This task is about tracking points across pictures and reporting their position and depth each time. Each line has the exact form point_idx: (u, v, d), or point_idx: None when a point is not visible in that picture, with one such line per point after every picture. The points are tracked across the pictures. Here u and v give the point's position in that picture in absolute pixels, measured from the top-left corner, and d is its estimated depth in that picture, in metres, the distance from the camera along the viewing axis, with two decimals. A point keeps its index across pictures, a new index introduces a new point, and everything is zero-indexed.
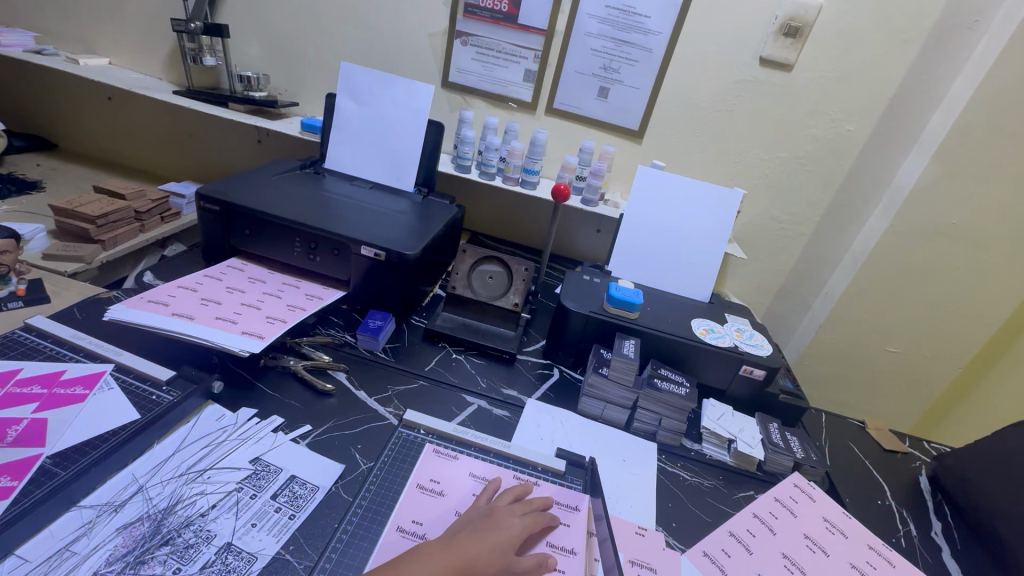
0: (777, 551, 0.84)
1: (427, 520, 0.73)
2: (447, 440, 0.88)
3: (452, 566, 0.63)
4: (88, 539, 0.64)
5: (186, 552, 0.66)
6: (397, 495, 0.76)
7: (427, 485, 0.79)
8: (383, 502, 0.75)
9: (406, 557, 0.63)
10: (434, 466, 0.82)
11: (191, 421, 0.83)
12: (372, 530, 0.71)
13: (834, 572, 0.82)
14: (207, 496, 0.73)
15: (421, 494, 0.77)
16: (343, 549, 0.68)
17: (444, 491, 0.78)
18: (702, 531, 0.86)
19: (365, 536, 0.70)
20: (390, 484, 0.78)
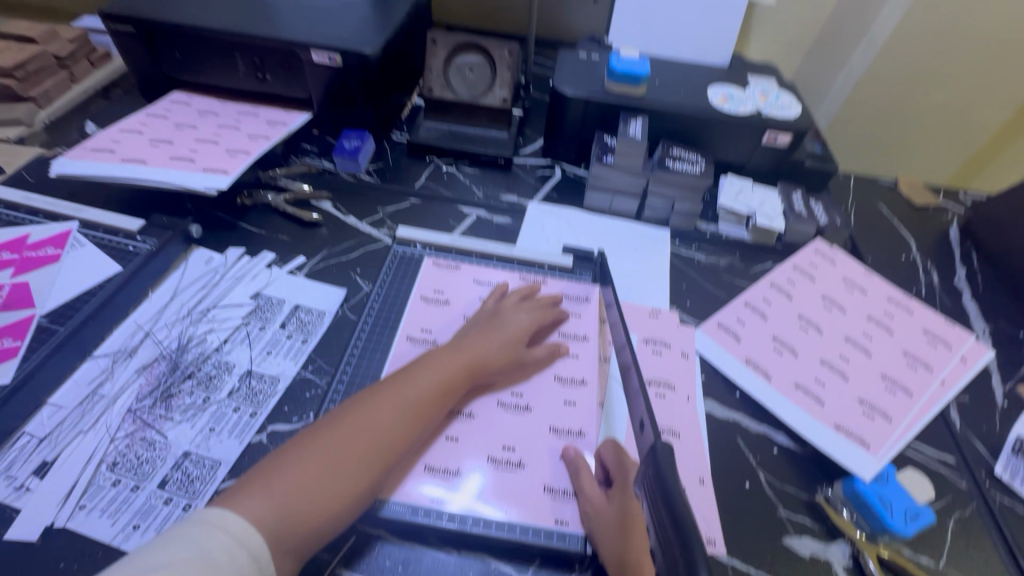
0: (793, 314, 0.83)
1: (435, 327, 0.73)
2: (446, 252, 0.84)
3: (468, 364, 0.63)
4: (112, 382, 0.66)
5: (210, 383, 0.68)
6: (403, 309, 0.75)
7: (431, 295, 0.77)
8: (389, 316, 0.74)
9: (421, 361, 0.63)
10: (436, 278, 0.79)
11: (179, 267, 0.79)
12: (382, 343, 0.71)
13: (851, 326, 0.82)
14: (217, 333, 0.73)
15: (426, 304, 0.76)
16: (357, 363, 0.69)
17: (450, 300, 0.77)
18: (716, 307, 0.85)
19: (376, 350, 0.70)
20: (393, 301, 0.76)
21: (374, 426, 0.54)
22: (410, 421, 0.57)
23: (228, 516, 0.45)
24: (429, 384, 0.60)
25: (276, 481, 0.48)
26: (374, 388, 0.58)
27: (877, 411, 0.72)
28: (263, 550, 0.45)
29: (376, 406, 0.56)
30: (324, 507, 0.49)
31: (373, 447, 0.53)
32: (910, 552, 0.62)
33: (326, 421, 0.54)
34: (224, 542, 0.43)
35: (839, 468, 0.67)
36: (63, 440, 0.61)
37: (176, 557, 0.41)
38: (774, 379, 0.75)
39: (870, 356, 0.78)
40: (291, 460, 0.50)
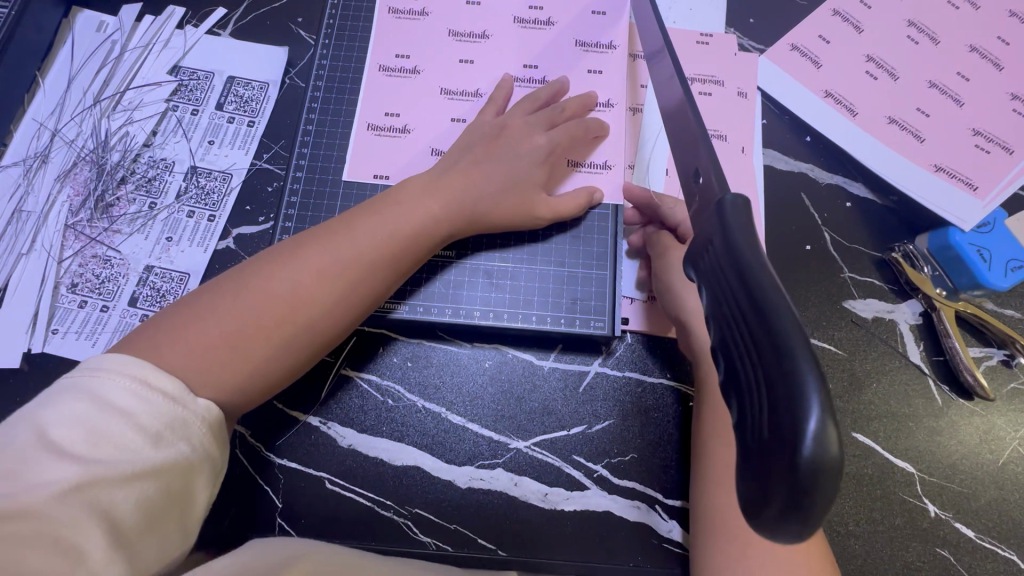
0: (900, 20, 0.60)
1: (414, 51, 0.58)
2: None
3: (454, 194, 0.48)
4: (36, 195, 0.55)
5: (151, 186, 0.56)
6: (366, 37, 0.59)
7: (402, 8, 0.59)
8: (342, 77, 0.59)
9: (374, 204, 0.47)
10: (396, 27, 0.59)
11: (66, 41, 0.60)
12: (342, 110, 0.57)
13: (980, 28, 0.59)
14: (140, 123, 0.57)
15: (399, 23, 0.59)
16: (315, 141, 0.57)
17: (431, 16, 0.59)
18: (790, 19, 0.62)
19: (337, 116, 0.57)
20: (345, 55, 0.59)
21: (302, 288, 0.42)
22: (352, 281, 0.44)
23: (128, 360, 0.35)
24: (380, 232, 0.45)
25: (212, 315, 0.39)
26: (308, 239, 0.44)
27: (994, 142, 0.55)
28: (184, 391, 0.35)
29: (352, 238, 0.44)
30: (238, 378, 0.39)
31: (301, 314, 0.41)
32: (994, 306, 0.53)
33: (240, 275, 0.42)
34: (124, 384, 0.33)
35: (925, 219, 0.55)
36: (6, 265, 0.53)
37: (76, 409, 0.32)
38: (859, 114, 0.57)
39: (1000, 69, 0.57)
40: (237, 294, 0.40)
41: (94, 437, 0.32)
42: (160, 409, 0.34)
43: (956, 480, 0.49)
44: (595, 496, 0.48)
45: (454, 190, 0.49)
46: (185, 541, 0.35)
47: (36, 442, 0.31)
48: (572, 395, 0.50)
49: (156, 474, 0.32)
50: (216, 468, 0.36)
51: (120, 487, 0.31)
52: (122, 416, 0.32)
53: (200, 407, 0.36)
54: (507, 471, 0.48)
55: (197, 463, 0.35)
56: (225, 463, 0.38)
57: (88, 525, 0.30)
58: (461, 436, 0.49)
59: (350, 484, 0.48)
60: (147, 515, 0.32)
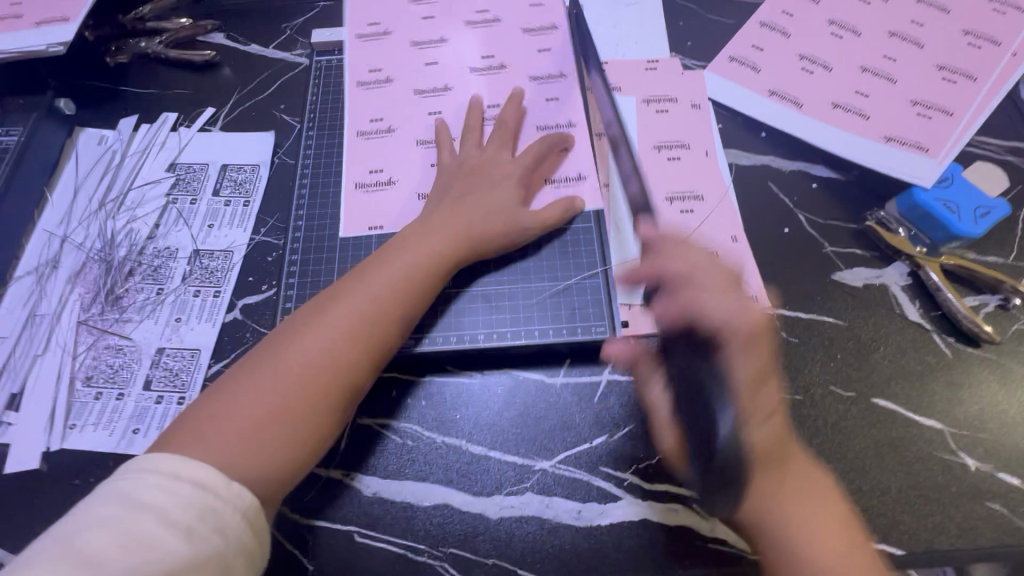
0: (821, 20, 0.66)
1: (386, 114, 0.63)
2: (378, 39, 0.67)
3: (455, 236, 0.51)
4: (49, 299, 0.57)
5: (157, 274, 0.59)
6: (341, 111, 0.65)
7: (368, 78, 0.65)
8: (329, 148, 0.63)
9: (378, 257, 0.50)
10: (365, 99, 0.64)
11: (70, 157, 0.64)
12: (331, 177, 0.62)
13: (894, 16, 0.65)
14: (143, 219, 0.61)
15: (368, 92, 0.65)
16: (309, 208, 0.60)
17: (396, 81, 0.65)
18: (724, 36, 0.68)
19: (327, 184, 0.61)
20: (329, 129, 0.64)
21: (324, 352, 0.43)
22: (370, 336, 0.45)
23: (163, 456, 0.37)
24: (387, 282, 0.47)
25: (250, 395, 0.41)
26: (321, 301, 0.47)
27: (934, 108, 0.59)
28: (214, 478, 0.36)
29: (367, 294, 0.46)
30: (286, 451, 0.41)
31: (329, 377, 0.43)
32: (976, 255, 0.54)
33: (266, 350, 0.44)
34: (157, 482, 0.35)
35: (889, 186, 0.58)
36: (22, 369, 0.54)
37: (107, 511, 0.34)
38: (805, 105, 0.62)
39: (921, 46, 0.63)
40: (268, 370, 0.42)
41: (126, 540, 0.33)
42: (191, 500, 0.35)
43: (987, 430, 0.48)
44: (629, 506, 0.47)
45: (443, 230, 0.51)
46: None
47: (67, 553, 0.32)
48: (588, 406, 0.50)
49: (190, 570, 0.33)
50: (251, 553, 0.37)
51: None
52: (152, 514, 0.34)
53: (228, 491, 0.36)
54: (536, 494, 0.48)
55: (228, 552, 0.35)
56: (263, 543, 0.38)
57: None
58: (485, 466, 0.49)
59: (379, 534, 0.47)
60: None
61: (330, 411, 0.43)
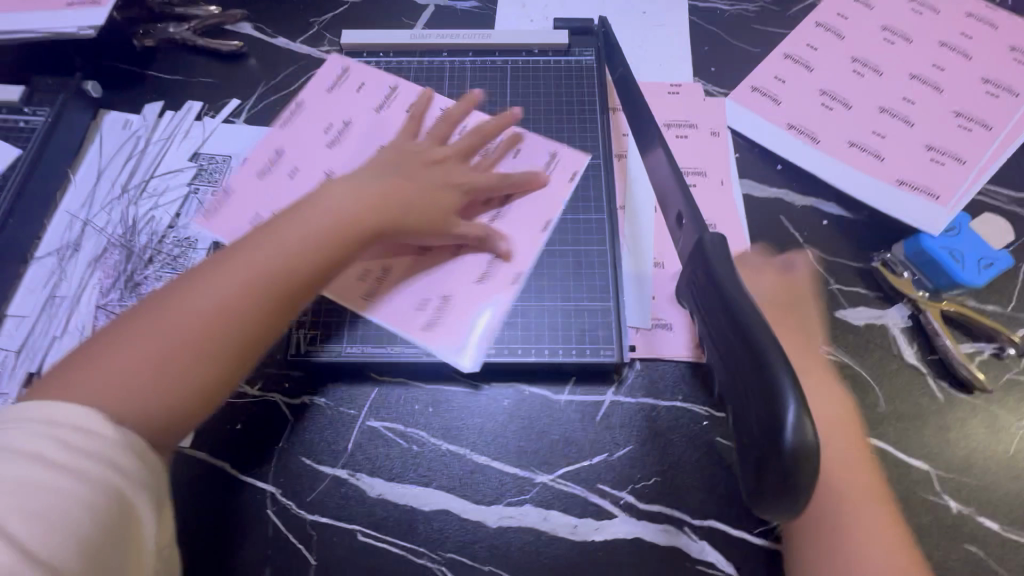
0: (844, 57, 0.67)
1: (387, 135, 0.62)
2: (409, 54, 0.68)
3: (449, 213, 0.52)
4: (69, 281, 0.58)
5: (176, 263, 0.60)
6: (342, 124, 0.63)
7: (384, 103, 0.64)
8: None
9: (266, 225, 0.47)
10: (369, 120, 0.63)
11: (95, 140, 0.65)
12: None
13: (916, 58, 0.66)
14: (164, 207, 0.62)
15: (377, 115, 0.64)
16: None
17: (399, 88, 0.65)
18: (748, 65, 0.69)
19: None
20: None
21: (210, 305, 0.42)
22: (261, 296, 0.44)
23: (14, 410, 0.35)
24: (271, 248, 0.45)
25: (78, 367, 0.39)
26: (179, 282, 0.44)
27: (948, 155, 0.61)
28: (87, 421, 0.36)
29: (236, 265, 0.44)
30: (220, 372, 0.41)
31: (261, 297, 0.43)
32: (976, 303, 0.56)
33: (150, 307, 0.42)
34: (21, 428, 0.34)
35: (898, 229, 0.59)
36: (40, 349, 0.55)
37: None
38: (822, 141, 0.63)
39: (940, 91, 0.64)
40: (105, 342, 0.41)
41: (15, 478, 0.32)
42: (68, 443, 0.34)
43: (972, 474, 0.50)
44: (623, 523, 0.49)
45: (354, 189, 0.50)
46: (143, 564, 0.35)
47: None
48: (590, 424, 0.52)
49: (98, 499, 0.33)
50: (153, 487, 0.37)
51: (53, 523, 0.32)
52: (28, 456, 0.33)
53: (119, 435, 0.36)
54: (535, 506, 0.49)
55: (125, 482, 0.35)
56: (164, 485, 0.38)
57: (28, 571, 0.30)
58: (487, 476, 0.50)
59: (381, 534, 0.49)
60: (88, 550, 0.32)
61: (265, 317, 0.44)
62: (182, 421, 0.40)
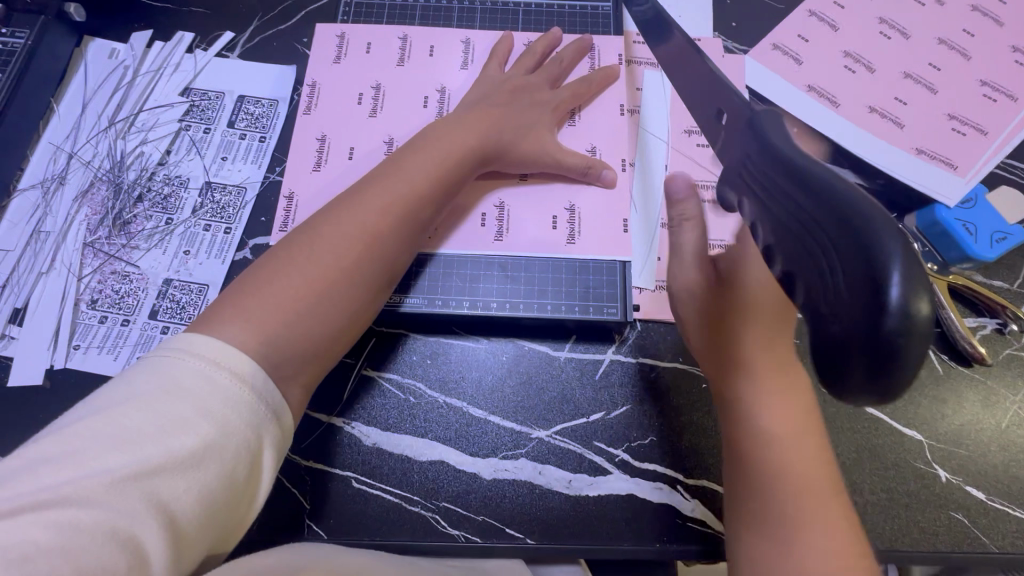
0: (872, 18, 0.64)
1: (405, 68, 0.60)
2: None
3: (456, 156, 0.50)
4: (54, 216, 0.56)
5: (167, 202, 0.57)
6: None
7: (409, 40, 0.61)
8: None
9: (382, 168, 0.48)
10: (387, 50, 0.60)
11: (79, 68, 0.62)
12: None
13: (946, 21, 0.63)
14: (155, 143, 0.59)
15: (397, 45, 0.61)
16: None
17: (412, 39, 0.61)
18: (771, 21, 0.66)
19: None
20: None
21: (351, 237, 0.44)
22: (398, 229, 0.46)
23: (200, 339, 0.36)
24: (399, 188, 0.47)
25: (274, 285, 0.41)
26: (297, 235, 0.44)
27: (969, 125, 0.59)
28: (249, 368, 0.36)
29: (366, 204, 0.45)
30: (352, 302, 0.44)
31: (375, 248, 0.45)
32: (983, 278, 0.55)
33: (294, 244, 0.43)
34: (191, 363, 0.34)
35: (912, 199, 0.58)
36: (26, 284, 0.53)
37: (139, 389, 0.33)
38: (842, 106, 0.60)
39: (968, 58, 0.61)
40: (289, 265, 0.42)
41: (164, 420, 0.32)
42: (226, 389, 0.34)
43: (963, 445, 0.50)
44: (618, 480, 0.49)
45: (438, 138, 0.51)
46: (251, 516, 0.36)
47: (101, 423, 0.32)
48: (589, 383, 0.52)
49: (223, 454, 0.33)
50: (278, 447, 0.37)
51: (185, 474, 0.31)
52: (190, 398, 0.33)
53: (265, 389, 0.36)
54: (530, 460, 0.49)
55: (258, 444, 0.35)
56: (285, 447, 0.38)
57: (148, 517, 0.30)
58: (484, 430, 0.50)
59: (376, 482, 0.49)
60: (206, 506, 0.32)
61: (393, 250, 0.46)
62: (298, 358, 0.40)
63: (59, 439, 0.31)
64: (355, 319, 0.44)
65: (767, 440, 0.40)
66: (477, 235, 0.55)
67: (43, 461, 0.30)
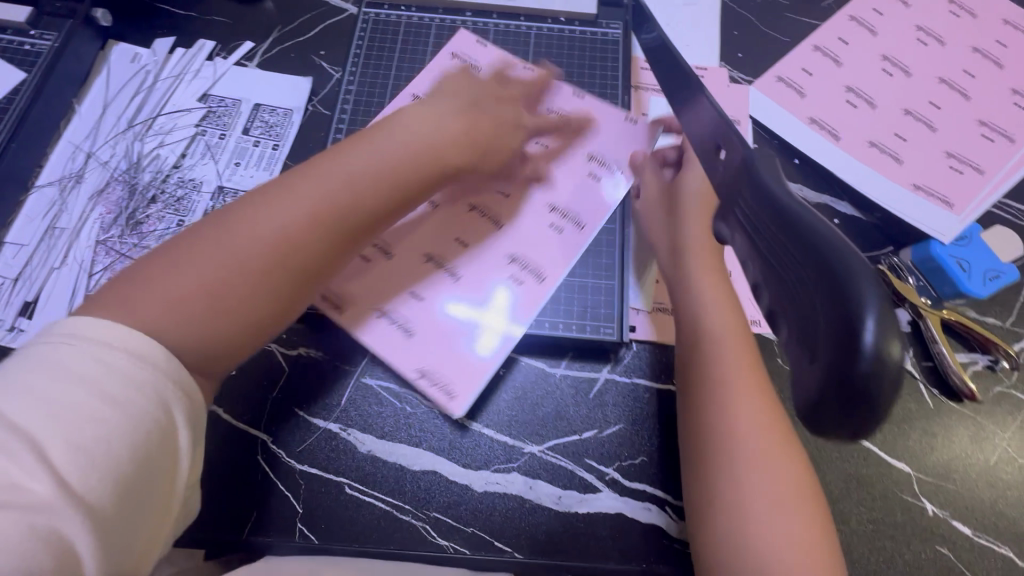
0: (875, 55, 0.65)
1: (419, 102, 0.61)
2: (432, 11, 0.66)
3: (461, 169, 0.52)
4: (70, 213, 0.57)
5: (180, 205, 0.59)
6: (387, 70, 0.63)
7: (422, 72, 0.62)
8: (373, 86, 0.63)
9: (326, 156, 0.45)
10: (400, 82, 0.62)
11: (102, 70, 0.63)
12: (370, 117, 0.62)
13: (948, 61, 0.65)
14: (170, 146, 0.61)
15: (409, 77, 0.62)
16: None
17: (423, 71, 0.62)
18: (777, 53, 0.67)
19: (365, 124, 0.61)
20: (377, 70, 0.64)
21: (262, 239, 0.40)
22: (321, 236, 0.42)
23: (90, 324, 0.36)
24: (331, 181, 0.43)
25: (175, 271, 0.39)
26: (211, 221, 0.41)
27: (967, 164, 0.60)
28: (149, 353, 0.36)
29: (287, 202, 0.42)
30: (249, 310, 0.40)
31: (284, 258, 0.41)
32: (976, 314, 0.56)
33: (199, 231, 0.41)
34: (86, 350, 0.34)
35: (909, 234, 0.59)
36: (38, 278, 0.55)
37: (27, 381, 0.33)
38: (842, 139, 0.62)
39: (967, 98, 0.63)
40: (195, 253, 0.39)
41: (50, 411, 0.32)
42: (124, 375, 0.35)
43: (951, 480, 0.51)
44: (607, 499, 0.50)
45: None
46: (180, 490, 0.38)
47: (3, 417, 0.32)
48: (583, 401, 0.53)
49: (130, 437, 0.34)
50: (193, 425, 0.38)
51: (88, 460, 0.33)
52: (80, 388, 0.33)
53: (170, 371, 0.36)
54: (521, 475, 0.50)
55: (166, 421, 0.35)
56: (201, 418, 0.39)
57: (65, 506, 0.31)
58: (477, 442, 0.51)
59: (369, 488, 0.50)
60: (120, 488, 0.34)
61: (321, 253, 0.42)
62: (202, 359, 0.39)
63: None
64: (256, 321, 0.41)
65: (743, 443, 0.44)
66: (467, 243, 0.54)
67: None
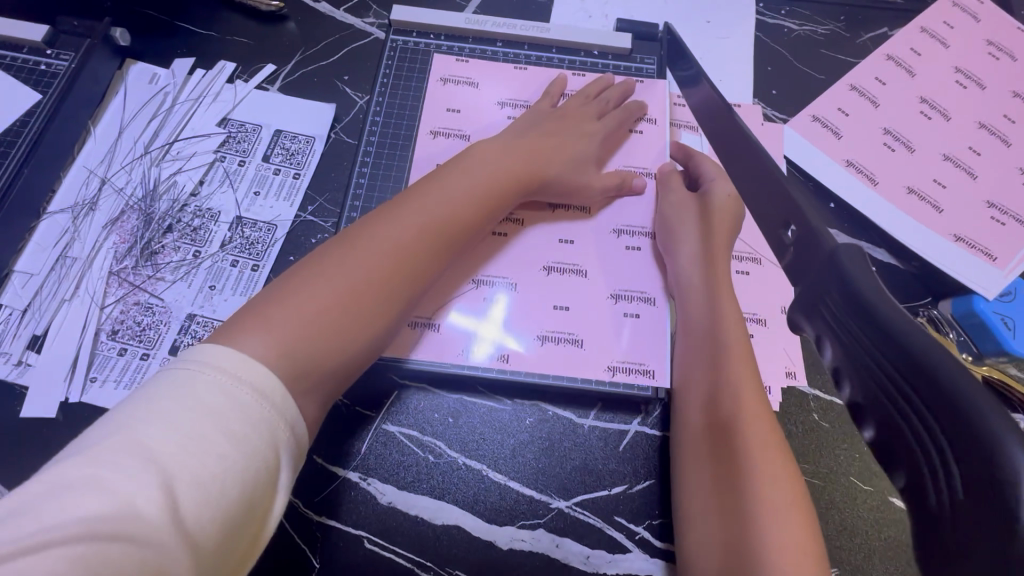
0: (912, 97, 0.64)
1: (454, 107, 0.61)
2: (460, 40, 0.65)
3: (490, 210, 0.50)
4: (82, 242, 0.55)
5: (197, 234, 0.57)
6: (416, 100, 0.62)
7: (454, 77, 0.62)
8: (400, 118, 0.61)
9: (416, 187, 0.49)
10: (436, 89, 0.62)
11: (119, 91, 0.61)
12: (397, 150, 0.60)
13: (987, 106, 0.63)
14: (188, 173, 0.59)
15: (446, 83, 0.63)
16: (370, 184, 0.58)
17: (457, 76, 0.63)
18: (811, 92, 0.66)
19: (391, 157, 0.59)
20: (403, 101, 0.62)
21: (385, 252, 0.43)
22: (429, 251, 0.46)
23: (224, 353, 0.35)
24: (435, 204, 0.47)
25: (303, 291, 0.40)
26: (323, 250, 0.44)
27: (1009, 215, 0.58)
28: (269, 385, 0.35)
29: (398, 221, 0.45)
30: (377, 321, 0.42)
31: (403, 268, 0.44)
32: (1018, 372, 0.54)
33: (319, 256, 0.43)
34: (214, 378, 0.33)
35: (948, 285, 0.57)
36: (48, 310, 0.53)
37: (161, 406, 0.32)
38: (880, 184, 0.60)
39: (1007, 145, 0.61)
40: (319, 274, 0.41)
41: (185, 439, 0.31)
42: (250, 408, 0.33)
43: None
44: (637, 560, 0.48)
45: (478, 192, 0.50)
46: (266, 532, 0.34)
47: (122, 443, 0.30)
48: (612, 454, 0.51)
49: (243, 475, 0.32)
50: (294, 465, 0.36)
51: (207, 494, 0.30)
52: (213, 417, 0.32)
53: (284, 407, 0.35)
54: (548, 532, 0.48)
55: (275, 463, 0.33)
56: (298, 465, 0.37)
57: (174, 544, 0.29)
58: (502, 495, 0.49)
59: (388, 543, 0.47)
60: (225, 527, 0.31)
61: (429, 265, 0.46)
62: (324, 383, 0.39)
63: (79, 461, 0.30)
64: (371, 335, 0.42)
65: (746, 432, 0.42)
66: (528, 267, 0.56)
67: (67, 487, 0.28)
